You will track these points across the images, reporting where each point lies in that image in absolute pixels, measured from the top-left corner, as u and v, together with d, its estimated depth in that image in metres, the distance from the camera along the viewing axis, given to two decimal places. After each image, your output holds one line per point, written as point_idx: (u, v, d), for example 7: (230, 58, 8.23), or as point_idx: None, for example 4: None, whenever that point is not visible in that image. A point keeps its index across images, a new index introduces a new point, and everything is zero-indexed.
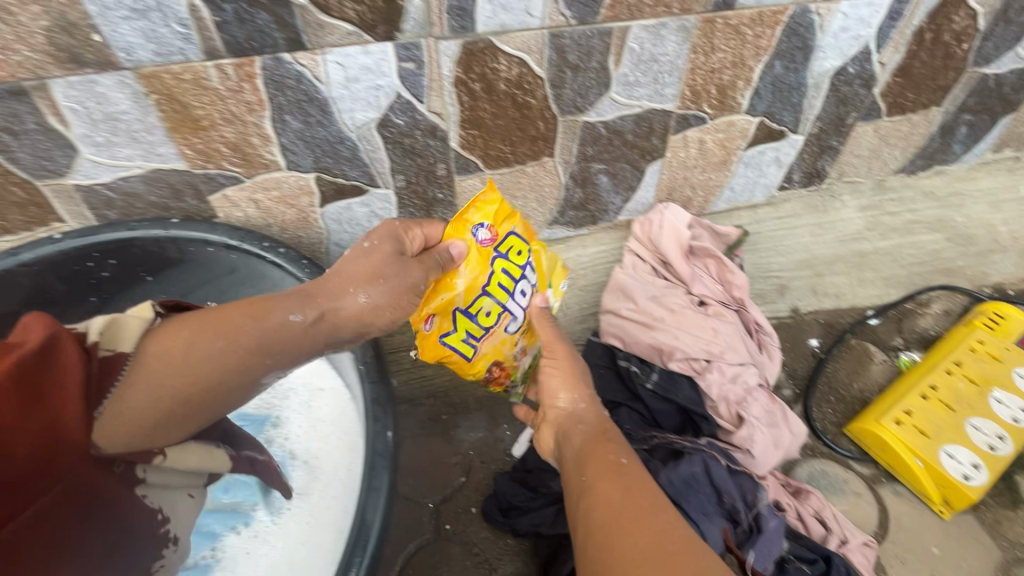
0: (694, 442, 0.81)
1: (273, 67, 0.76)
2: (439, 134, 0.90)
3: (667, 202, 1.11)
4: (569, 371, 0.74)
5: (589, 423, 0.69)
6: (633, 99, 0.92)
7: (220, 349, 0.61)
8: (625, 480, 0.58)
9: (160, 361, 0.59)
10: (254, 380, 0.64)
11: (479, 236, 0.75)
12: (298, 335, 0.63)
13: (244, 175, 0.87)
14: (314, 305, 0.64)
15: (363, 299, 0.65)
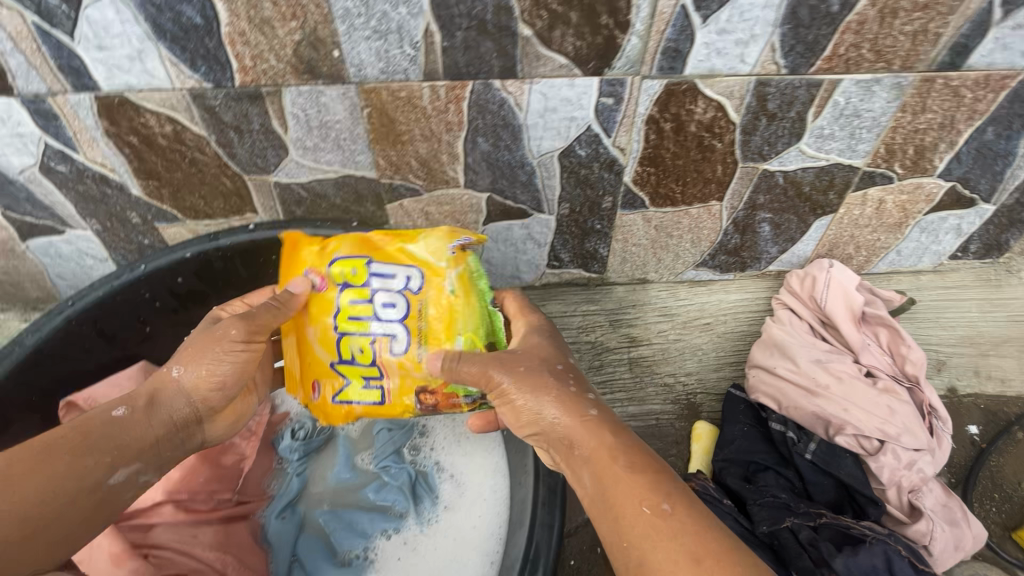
0: (874, 529, 0.74)
1: (482, 92, 0.78)
2: (616, 168, 0.89)
3: (826, 257, 1.06)
4: (539, 384, 0.64)
5: (597, 454, 0.59)
6: (821, 152, 0.88)
7: (59, 442, 0.57)
8: (673, 532, 0.52)
9: (35, 445, 0.56)
10: (144, 420, 0.62)
11: (311, 279, 0.71)
12: (155, 420, 0.63)
13: (424, 188, 0.90)
14: (164, 393, 0.65)
15: (181, 377, 0.65)
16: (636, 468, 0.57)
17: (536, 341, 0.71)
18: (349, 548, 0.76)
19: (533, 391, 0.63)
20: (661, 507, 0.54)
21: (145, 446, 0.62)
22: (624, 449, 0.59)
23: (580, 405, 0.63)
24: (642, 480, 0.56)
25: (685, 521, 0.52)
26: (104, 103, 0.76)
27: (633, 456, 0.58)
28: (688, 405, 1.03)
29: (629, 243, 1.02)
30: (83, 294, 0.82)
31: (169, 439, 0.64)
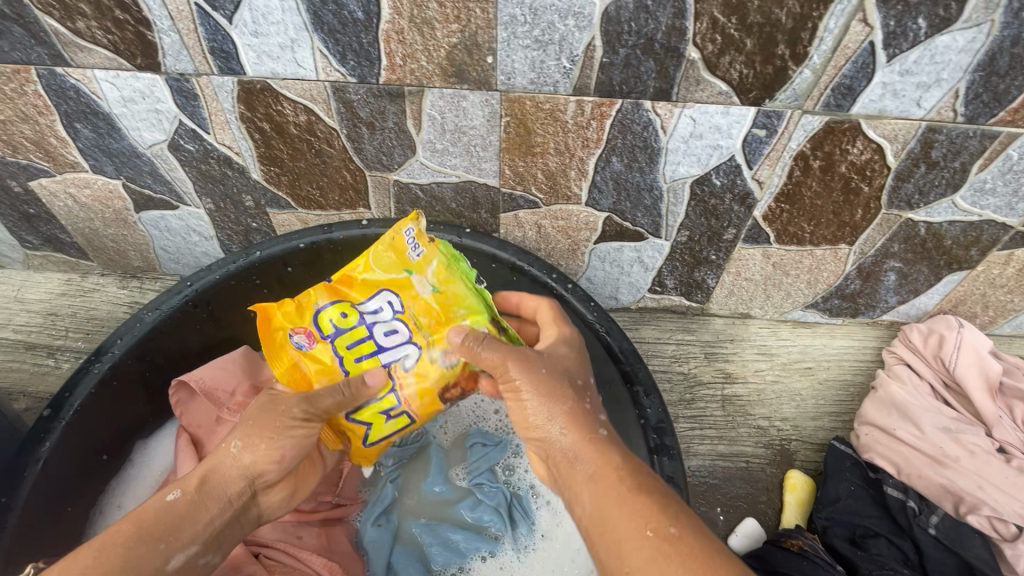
0: None
1: (629, 111, 0.74)
2: (748, 202, 0.85)
3: (947, 313, 1.00)
4: (551, 393, 0.59)
5: (601, 475, 0.55)
6: (976, 207, 0.82)
7: (118, 530, 0.54)
8: (680, 559, 0.47)
9: (98, 538, 0.54)
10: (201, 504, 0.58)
11: (299, 342, 0.65)
12: (207, 502, 0.59)
13: (543, 202, 0.88)
14: (218, 469, 0.61)
15: (238, 453, 0.61)
16: (643, 492, 0.52)
17: (563, 351, 0.65)
18: (445, 566, 0.76)
19: (543, 399, 0.59)
20: (668, 531, 0.49)
21: (200, 530, 0.57)
22: (634, 470, 0.55)
23: (590, 423, 0.59)
24: (649, 502, 0.51)
25: (690, 550, 0.47)
26: (244, 88, 0.75)
27: (641, 479, 0.54)
28: (781, 451, 0.97)
29: (740, 277, 0.98)
30: (200, 275, 0.83)
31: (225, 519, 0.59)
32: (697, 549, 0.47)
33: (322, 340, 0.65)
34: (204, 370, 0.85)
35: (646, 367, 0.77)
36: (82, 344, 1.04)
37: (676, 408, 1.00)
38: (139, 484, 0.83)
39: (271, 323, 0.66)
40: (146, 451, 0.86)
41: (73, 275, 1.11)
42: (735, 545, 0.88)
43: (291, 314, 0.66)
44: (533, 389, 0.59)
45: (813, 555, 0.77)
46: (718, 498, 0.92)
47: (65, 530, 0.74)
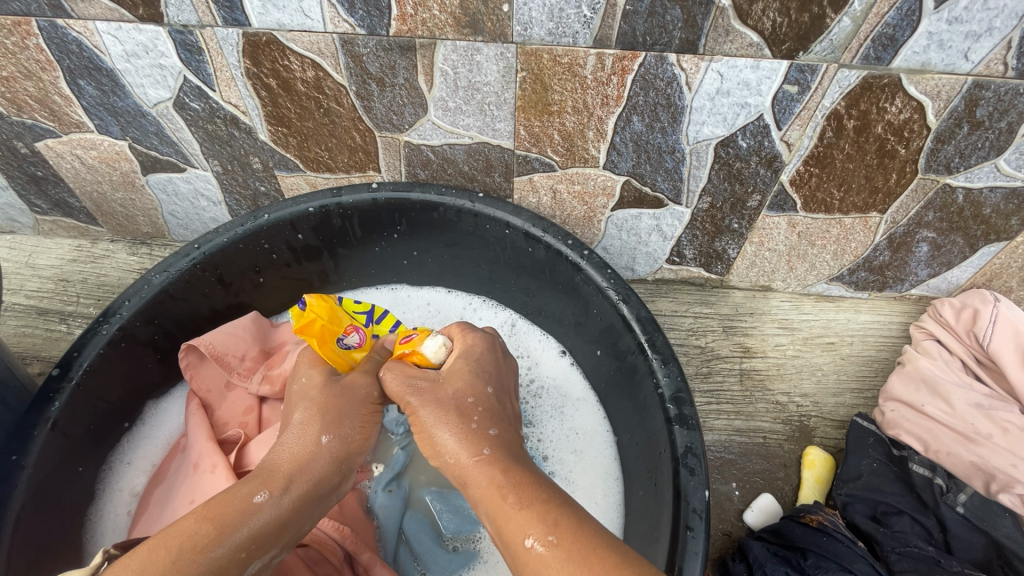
0: None
1: (652, 65, 0.70)
2: (775, 165, 0.80)
3: (981, 287, 0.96)
4: (442, 413, 0.59)
5: (487, 496, 0.52)
6: (1020, 171, 0.77)
7: (201, 533, 0.48)
8: (562, 565, 0.45)
9: (172, 538, 0.47)
10: (288, 498, 0.54)
11: (348, 344, 0.74)
12: (303, 500, 0.56)
13: (559, 164, 0.84)
14: (305, 465, 0.58)
15: (331, 445, 0.60)
16: (528, 505, 0.50)
17: (460, 364, 0.64)
18: (456, 534, 0.76)
19: (434, 424, 0.59)
20: (548, 540, 0.47)
21: (291, 528, 0.54)
22: (514, 481, 0.52)
23: (476, 441, 0.57)
24: (532, 510, 0.49)
25: (572, 554, 0.45)
26: (250, 41, 0.72)
27: (523, 495, 0.51)
28: (801, 427, 0.94)
29: (764, 247, 0.95)
30: (209, 238, 0.81)
31: (309, 517, 0.57)
32: (577, 557, 0.45)
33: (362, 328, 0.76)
34: (214, 335, 0.84)
35: (666, 337, 0.74)
36: (93, 309, 1.03)
37: (693, 382, 0.97)
38: (149, 447, 0.83)
39: (322, 333, 0.72)
40: (157, 413, 0.85)
41: (84, 241, 1.11)
42: (752, 520, 0.85)
43: (333, 322, 0.73)
44: (428, 415, 0.60)
45: (833, 531, 0.75)
46: (734, 473, 0.90)
47: (76, 488, 0.74)
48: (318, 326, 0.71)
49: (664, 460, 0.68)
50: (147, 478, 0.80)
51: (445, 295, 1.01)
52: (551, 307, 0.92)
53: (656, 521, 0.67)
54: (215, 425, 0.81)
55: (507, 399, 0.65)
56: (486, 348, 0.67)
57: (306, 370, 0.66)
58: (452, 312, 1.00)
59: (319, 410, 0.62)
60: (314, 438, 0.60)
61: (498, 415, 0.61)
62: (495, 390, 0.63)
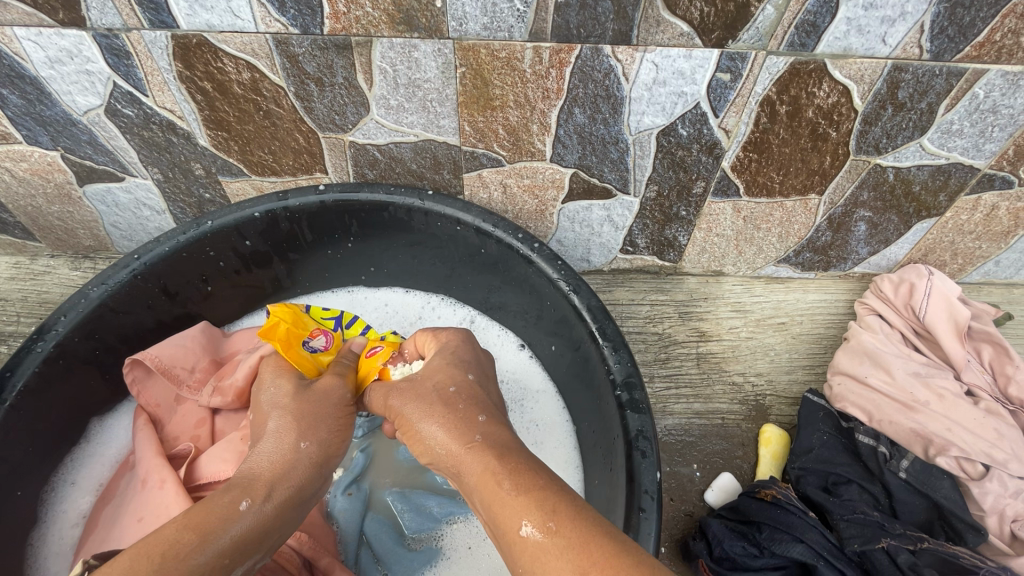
0: (978, 559, 0.71)
1: (589, 57, 0.71)
2: (716, 152, 0.83)
3: (917, 262, 1.00)
4: (427, 407, 0.58)
5: (483, 482, 0.50)
6: (943, 149, 0.81)
7: (183, 542, 0.46)
8: (561, 551, 0.43)
9: (152, 548, 0.45)
10: (268, 503, 0.53)
11: (314, 346, 0.77)
12: (283, 506, 0.55)
13: (507, 159, 0.85)
14: (285, 472, 0.56)
15: (311, 452, 0.59)
16: (520, 494, 0.47)
17: (437, 361, 0.63)
18: (418, 534, 0.76)
19: (419, 417, 0.57)
20: (546, 527, 0.45)
21: (270, 535, 0.52)
22: (511, 470, 0.49)
23: (467, 429, 0.55)
24: (527, 493, 0.47)
25: (568, 539, 0.44)
26: (180, 44, 0.70)
27: (517, 491, 0.48)
28: (756, 406, 0.97)
29: (712, 233, 0.97)
30: (149, 247, 0.79)
31: (289, 522, 0.56)
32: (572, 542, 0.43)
33: (332, 333, 0.81)
34: (161, 348, 0.82)
35: (615, 324, 0.75)
36: (33, 327, 0.99)
37: (652, 368, 0.99)
38: (95, 465, 0.80)
39: (285, 336, 0.75)
40: (102, 432, 0.83)
41: (22, 257, 1.06)
42: (712, 500, 0.87)
43: (298, 326, 0.78)
44: (414, 409, 0.58)
45: (787, 503, 0.77)
46: (695, 455, 0.92)
47: (14, 513, 0.71)
48: (282, 330, 0.76)
49: (617, 444, 0.69)
50: (94, 498, 0.77)
51: (402, 295, 1.01)
52: (508, 301, 0.92)
53: (610, 506, 0.68)
54: (166, 440, 0.79)
55: (490, 382, 0.64)
56: (460, 343, 0.66)
57: (272, 381, 0.66)
58: (410, 311, 1.00)
59: (295, 419, 0.61)
60: (292, 445, 0.58)
61: (485, 401, 0.59)
62: (475, 377, 0.62)
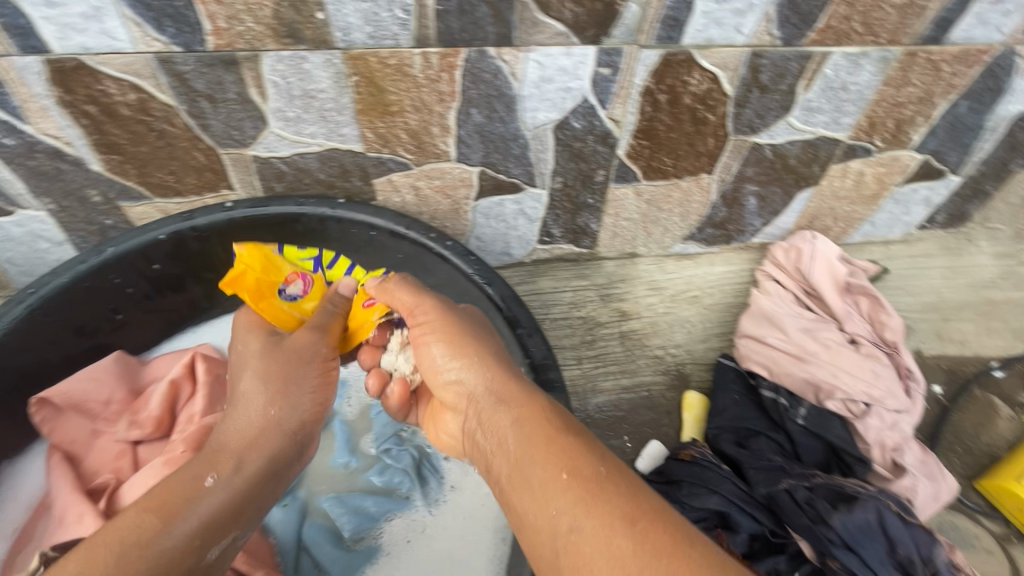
0: (867, 488, 0.75)
1: (476, 60, 0.74)
2: (610, 141, 0.88)
3: (806, 229, 1.10)
4: (484, 353, 0.67)
5: (533, 426, 0.57)
6: (808, 125, 0.90)
7: (146, 526, 0.53)
8: (609, 497, 0.49)
9: (116, 536, 0.51)
10: (235, 475, 0.61)
11: (291, 294, 0.81)
12: (255, 477, 0.63)
13: (413, 162, 0.87)
14: (257, 440, 0.65)
15: (281, 418, 0.67)
16: (562, 440, 0.54)
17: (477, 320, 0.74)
18: (356, 534, 0.77)
19: (467, 355, 0.66)
20: (593, 473, 0.51)
21: (242, 507, 0.60)
22: (556, 418, 0.57)
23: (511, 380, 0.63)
24: (571, 444, 0.54)
25: (619, 488, 0.50)
26: (55, 68, 0.68)
27: (563, 435, 0.55)
28: (678, 376, 1.04)
29: (620, 218, 1.02)
30: (44, 281, 0.76)
31: (268, 489, 0.64)
32: (622, 489, 0.50)
33: (309, 275, 0.82)
34: (70, 382, 0.80)
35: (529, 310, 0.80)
36: None
37: (579, 351, 1.04)
38: (8, 510, 0.77)
39: (256, 287, 0.78)
40: (14, 475, 0.80)
41: None
42: (643, 467, 0.93)
43: (270, 274, 0.79)
44: (467, 349, 0.67)
45: (702, 460, 0.83)
46: (625, 428, 0.97)
47: None
48: (250, 279, 0.77)
49: None
50: (10, 544, 0.74)
51: None
52: None
53: None
54: (84, 476, 0.77)
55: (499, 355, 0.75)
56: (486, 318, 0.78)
57: (245, 336, 0.74)
58: None
59: (268, 386, 0.68)
60: (262, 413, 0.66)
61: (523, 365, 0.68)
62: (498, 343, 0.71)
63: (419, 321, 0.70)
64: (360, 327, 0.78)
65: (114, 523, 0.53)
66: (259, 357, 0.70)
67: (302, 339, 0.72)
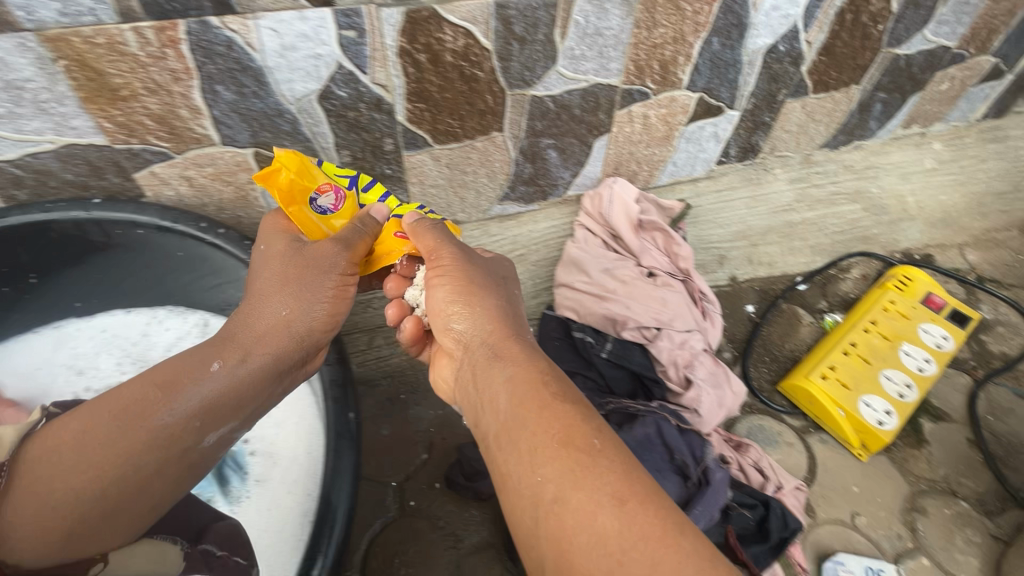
0: (648, 405, 0.81)
1: (200, 32, 0.70)
2: (385, 107, 0.87)
3: (614, 176, 1.15)
4: (490, 316, 0.66)
5: (528, 398, 0.55)
6: (578, 74, 0.93)
7: (139, 402, 0.60)
8: (600, 471, 0.48)
9: (123, 402, 0.60)
10: (264, 379, 0.67)
11: (322, 206, 0.77)
12: (264, 374, 0.67)
13: (173, 150, 0.82)
14: (268, 338, 0.68)
15: (294, 318, 0.69)
16: (549, 412, 0.53)
17: (491, 279, 0.71)
18: None
19: (478, 303, 0.66)
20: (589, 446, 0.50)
21: (234, 408, 0.66)
22: (554, 396, 0.55)
23: (539, 357, 0.61)
24: (567, 411, 0.53)
25: (608, 463, 0.49)
26: None
27: (547, 411, 0.53)
28: None
29: (426, 185, 1.02)
30: None
31: (275, 386, 0.69)
32: (616, 468, 0.48)
33: (345, 192, 0.78)
34: None
35: None
36: None
37: None
38: None
39: (289, 188, 0.74)
40: None
41: None
42: None
43: (304, 177, 0.75)
44: (476, 314, 0.66)
45: None
46: None
47: None
48: (283, 179, 0.73)
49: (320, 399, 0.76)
50: None
51: (122, 317, 0.94)
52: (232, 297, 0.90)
53: None
54: None
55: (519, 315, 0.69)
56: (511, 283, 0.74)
57: (273, 238, 0.73)
58: (133, 332, 0.93)
59: (291, 278, 0.69)
60: (276, 312, 0.69)
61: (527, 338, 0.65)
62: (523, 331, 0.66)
63: (433, 265, 0.70)
64: (387, 254, 0.78)
65: (107, 398, 0.61)
66: (280, 249, 0.71)
67: (320, 249, 0.71)
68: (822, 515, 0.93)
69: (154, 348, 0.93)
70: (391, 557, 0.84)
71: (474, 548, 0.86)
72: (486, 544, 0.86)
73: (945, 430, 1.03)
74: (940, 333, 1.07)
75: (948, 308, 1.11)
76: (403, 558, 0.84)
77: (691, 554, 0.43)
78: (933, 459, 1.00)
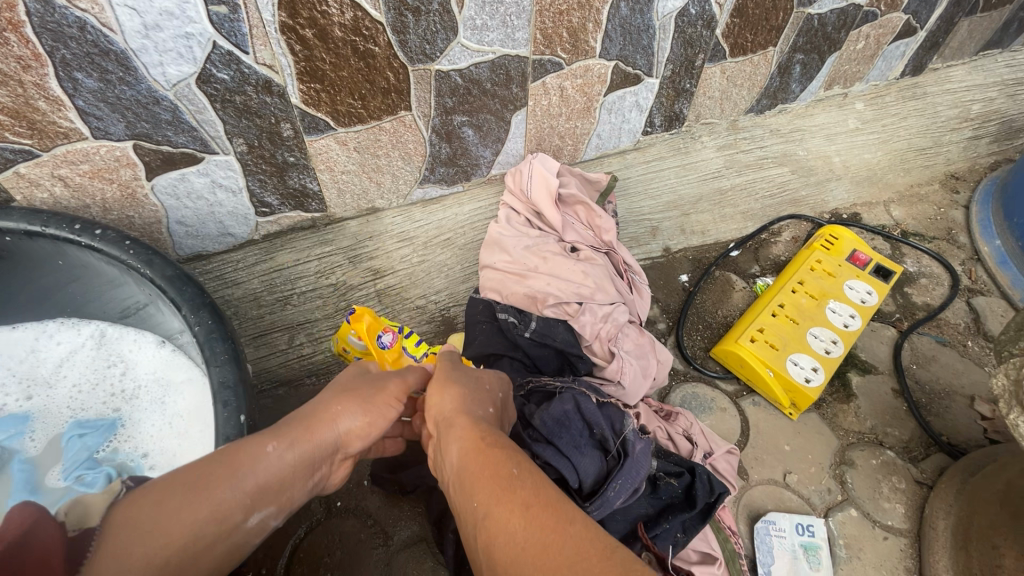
0: (566, 382, 0.81)
1: (43, 12, 0.63)
2: (276, 89, 0.81)
3: (537, 152, 1.13)
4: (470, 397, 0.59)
5: (466, 443, 0.51)
6: (484, 45, 0.89)
7: (212, 473, 0.48)
8: (514, 494, 0.44)
9: (187, 478, 0.47)
10: (290, 465, 0.51)
11: None
12: (301, 462, 0.52)
13: (38, 147, 0.75)
14: (341, 421, 0.57)
15: (348, 416, 0.57)
16: (481, 457, 0.48)
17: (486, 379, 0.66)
18: None
19: (468, 394, 0.59)
20: (510, 473, 0.46)
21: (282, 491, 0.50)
22: (489, 440, 0.51)
23: (479, 408, 0.58)
24: (501, 454, 0.49)
25: (524, 485, 0.44)
26: None
27: (480, 454, 0.49)
28: (444, 320, 1.08)
29: (337, 172, 0.97)
30: None
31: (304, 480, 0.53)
32: (528, 484, 0.44)
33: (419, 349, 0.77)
34: None
35: (199, 285, 0.73)
36: None
37: None
38: None
39: None
40: None
41: None
42: None
43: None
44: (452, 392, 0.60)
45: None
46: None
47: None
48: None
49: None
50: None
51: (7, 333, 0.87)
52: (126, 302, 0.83)
53: None
54: None
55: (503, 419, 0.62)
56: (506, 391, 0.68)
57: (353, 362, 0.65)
58: (19, 348, 0.86)
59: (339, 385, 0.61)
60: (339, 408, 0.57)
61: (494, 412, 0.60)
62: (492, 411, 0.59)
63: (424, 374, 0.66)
64: None
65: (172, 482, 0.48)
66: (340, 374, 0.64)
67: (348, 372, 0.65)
68: (755, 477, 0.94)
69: (44, 365, 0.86)
70: (317, 562, 0.82)
71: (404, 544, 0.85)
72: (416, 539, 0.85)
73: (873, 383, 1.05)
74: (865, 288, 1.08)
75: (871, 263, 1.12)
76: (330, 562, 0.82)
77: (583, 544, 0.38)
78: (861, 412, 1.02)
